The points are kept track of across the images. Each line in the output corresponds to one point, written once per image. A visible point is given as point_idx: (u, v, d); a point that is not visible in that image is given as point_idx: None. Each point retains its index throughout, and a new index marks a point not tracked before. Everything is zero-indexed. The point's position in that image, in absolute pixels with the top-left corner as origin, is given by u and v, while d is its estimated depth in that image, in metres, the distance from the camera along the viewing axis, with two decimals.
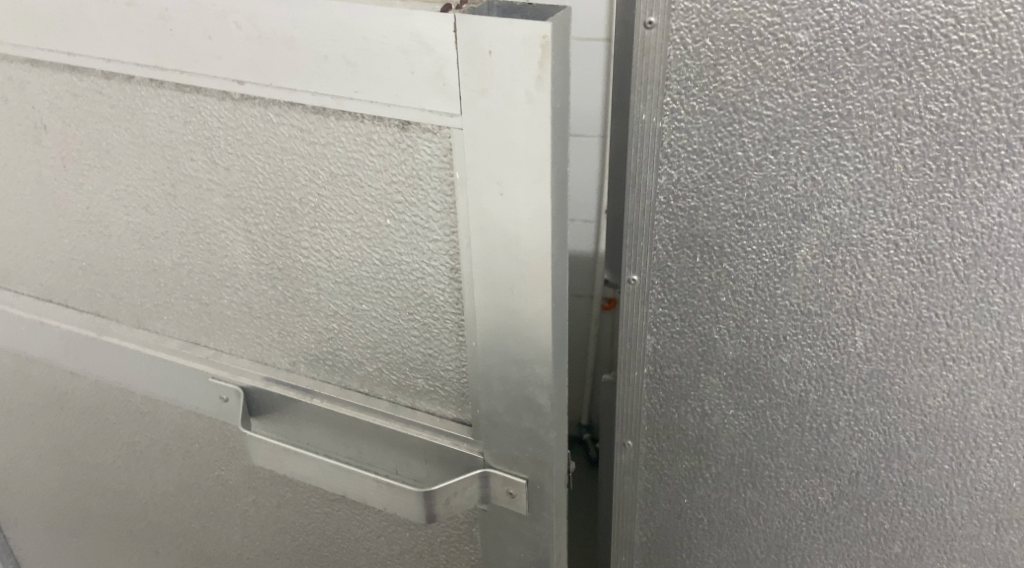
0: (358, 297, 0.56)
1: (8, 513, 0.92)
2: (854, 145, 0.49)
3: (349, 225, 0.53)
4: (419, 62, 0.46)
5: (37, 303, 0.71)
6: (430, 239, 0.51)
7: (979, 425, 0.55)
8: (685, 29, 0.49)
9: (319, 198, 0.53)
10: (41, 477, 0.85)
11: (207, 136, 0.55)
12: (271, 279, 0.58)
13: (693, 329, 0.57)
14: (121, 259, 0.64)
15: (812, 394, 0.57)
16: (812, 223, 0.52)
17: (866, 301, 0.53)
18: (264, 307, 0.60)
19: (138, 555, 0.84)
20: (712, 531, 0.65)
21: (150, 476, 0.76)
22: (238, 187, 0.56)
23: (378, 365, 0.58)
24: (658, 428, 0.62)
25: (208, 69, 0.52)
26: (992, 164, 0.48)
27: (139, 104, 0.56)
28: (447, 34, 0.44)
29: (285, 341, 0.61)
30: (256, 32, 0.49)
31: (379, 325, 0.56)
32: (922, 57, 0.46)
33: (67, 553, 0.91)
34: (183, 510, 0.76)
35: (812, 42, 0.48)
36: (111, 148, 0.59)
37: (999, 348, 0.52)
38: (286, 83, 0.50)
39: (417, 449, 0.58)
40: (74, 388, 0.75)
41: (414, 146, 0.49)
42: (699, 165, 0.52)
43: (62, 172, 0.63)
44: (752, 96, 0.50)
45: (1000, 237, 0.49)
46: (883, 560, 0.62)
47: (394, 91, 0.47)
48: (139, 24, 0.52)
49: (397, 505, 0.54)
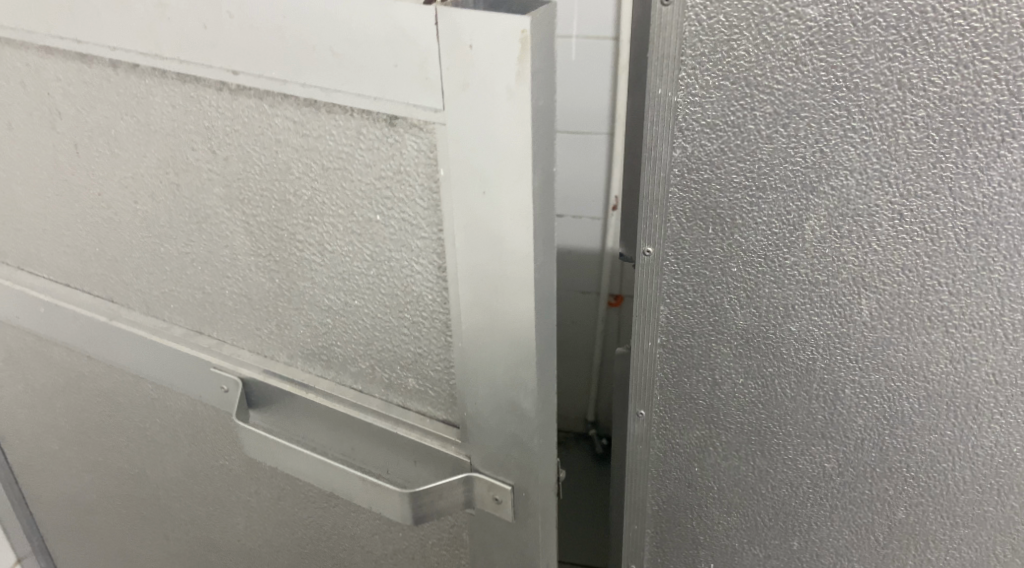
0: (351, 294, 0.66)
1: (59, 459, 1.06)
2: (861, 118, 0.51)
3: (340, 219, 0.62)
4: (402, 57, 0.53)
5: (76, 271, 0.83)
6: (418, 236, 0.60)
7: (980, 391, 0.58)
8: (700, 6, 0.51)
9: (312, 192, 0.63)
10: (76, 419, 0.98)
11: (207, 125, 0.65)
12: (269, 271, 0.69)
13: (704, 300, 0.60)
14: (134, 239, 0.77)
15: (819, 362, 0.59)
16: (820, 195, 0.54)
17: (872, 270, 0.55)
18: (263, 299, 0.71)
19: (155, 505, 0.99)
20: (722, 498, 0.68)
21: (161, 455, 0.92)
22: (237, 177, 0.66)
23: (371, 361, 0.68)
24: (671, 397, 0.65)
25: (205, 59, 0.60)
26: (993, 135, 0.50)
27: (145, 93, 0.67)
28: (429, 27, 0.51)
29: (283, 335, 0.72)
30: (246, 22, 0.57)
31: (370, 322, 0.66)
32: (926, 32, 0.48)
33: (104, 496, 1.05)
34: (192, 484, 0.92)
35: (822, 17, 0.49)
36: (119, 134, 0.71)
37: (1000, 315, 0.55)
38: (279, 75, 0.58)
39: (407, 450, 0.69)
40: (99, 367, 0.90)
41: (400, 142, 0.57)
42: (712, 139, 0.54)
43: (76, 157, 0.75)
44: (763, 70, 0.52)
45: (1000, 206, 0.51)
46: (888, 526, 0.65)
47: (378, 83, 0.54)
48: (139, 12, 0.61)
49: (388, 509, 0.64)
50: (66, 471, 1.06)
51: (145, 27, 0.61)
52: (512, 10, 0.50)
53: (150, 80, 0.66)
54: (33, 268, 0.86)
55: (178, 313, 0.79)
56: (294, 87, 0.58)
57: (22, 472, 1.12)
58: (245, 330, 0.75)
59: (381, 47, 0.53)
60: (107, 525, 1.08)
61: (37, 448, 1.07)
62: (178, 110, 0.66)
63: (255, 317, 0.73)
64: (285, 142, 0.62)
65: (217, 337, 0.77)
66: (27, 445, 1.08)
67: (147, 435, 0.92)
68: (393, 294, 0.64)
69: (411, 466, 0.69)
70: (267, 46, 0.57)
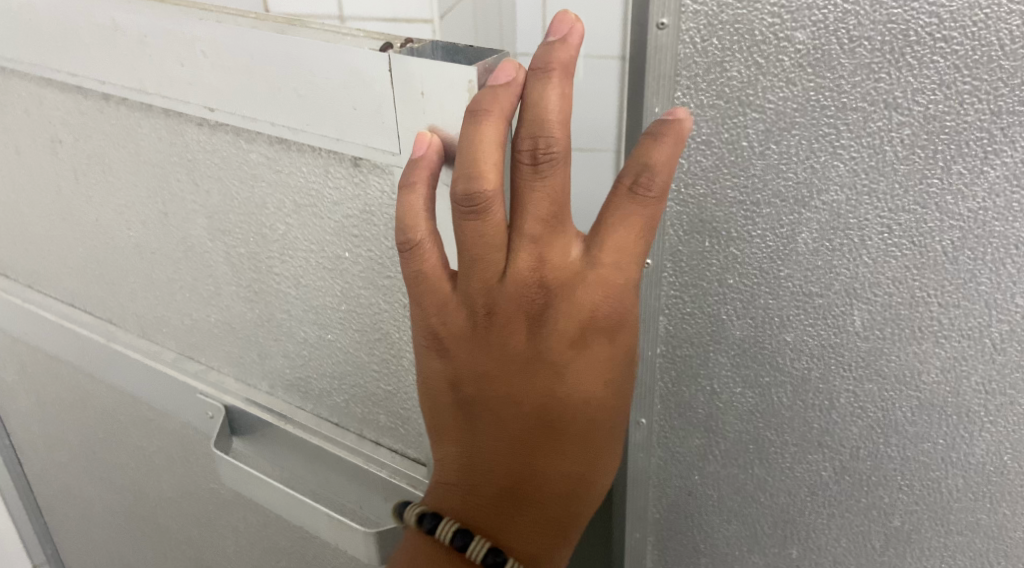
0: (325, 327, 0.71)
1: (65, 475, 1.08)
2: (849, 135, 0.53)
3: (313, 254, 0.67)
4: (359, 101, 0.57)
5: (73, 292, 0.87)
6: (384, 275, 0.65)
7: (971, 400, 0.59)
8: (694, 30, 0.54)
9: (287, 226, 0.67)
10: (79, 437, 1.01)
11: (190, 158, 0.69)
12: (250, 302, 0.74)
13: (703, 310, 0.62)
14: (128, 264, 0.80)
15: (814, 371, 0.61)
16: (811, 209, 0.56)
17: (863, 282, 0.57)
18: (245, 327, 0.76)
19: (154, 525, 1.02)
20: (721, 505, 0.69)
21: (158, 476, 0.95)
22: (218, 209, 0.70)
23: (346, 395, 0.74)
24: (670, 403, 0.67)
25: (182, 94, 0.64)
26: (976, 152, 0.52)
27: (135, 125, 0.70)
28: (383, 73, 0.55)
29: (264, 363, 0.77)
30: (219, 61, 0.60)
31: (342, 356, 0.72)
32: (909, 54, 0.50)
33: (105, 513, 1.07)
34: (187, 504, 0.94)
35: (809, 40, 0.51)
36: (113, 162, 0.73)
37: (987, 326, 0.56)
38: (251, 114, 0.62)
39: (377, 487, 0.74)
40: (96, 388, 0.93)
41: (365, 182, 0.61)
42: (707, 156, 0.57)
43: (76, 185, 0.78)
44: (756, 90, 0.54)
45: (985, 220, 0.53)
46: (884, 534, 0.66)
47: (339, 124, 0.58)
48: (125, 48, 0.64)
49: (353, 545, 0.69)
50: (77, 486, 1.08)
51: (133, 64, 0.64)
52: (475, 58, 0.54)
53: (139, 113, 0.69)
54: (40, 287, 0.89)
55: (169, 337, 0.82)
56: (263, 125, 0.62)
57: (38, 487, 1.15)
58: (231, 357, 0.79)
59: (340, 91, 0.57)
60: (113, 540, 1.10)
61: (48, 462, 1.09)
62: (165, 143, 0.69)
63: (239, 344, 0.77)
64: (260, 177, 0.66)
65: (205, 362, 0.81)
66: (40, 460, 1.10)
67: (145, 453, 0.94)
68: (364, 330, 0.69)
69: (384, 502, 0.74)
70: (239, 86, 0.61)
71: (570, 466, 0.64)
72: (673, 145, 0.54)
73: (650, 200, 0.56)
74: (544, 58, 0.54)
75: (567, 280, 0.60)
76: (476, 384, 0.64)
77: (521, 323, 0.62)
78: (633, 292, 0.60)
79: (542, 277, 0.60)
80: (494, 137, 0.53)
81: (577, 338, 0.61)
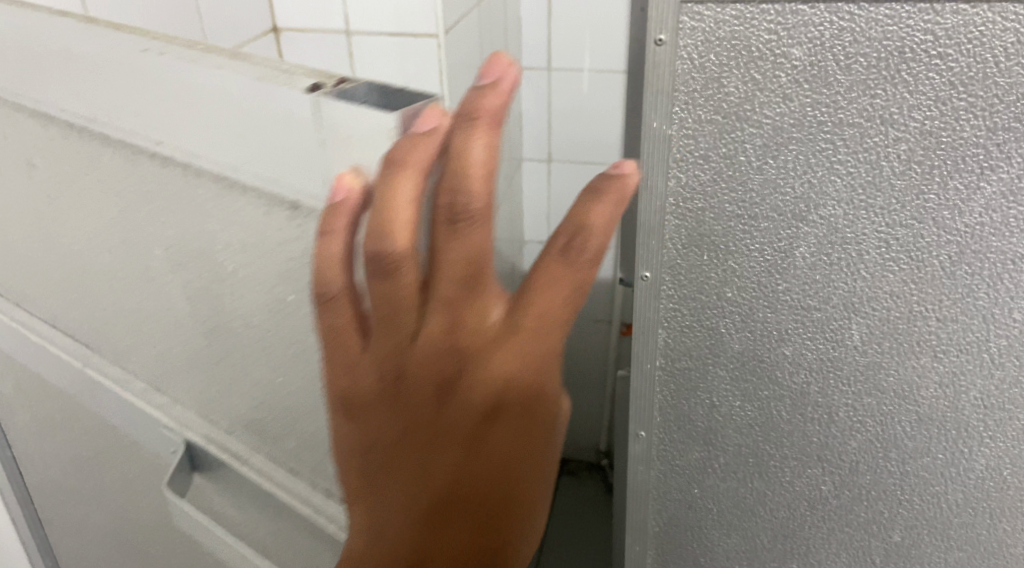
0: (278, 370, 0.68)
1: (64, 488, 1.08)
2: (846, 151, 0.53)
3: (267, 288, 0.64)
4: (288, 139, 0.55)
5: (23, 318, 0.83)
6: None
7: (970, 415, 0.59)
8: (691, 46, 0.54)
9: (237, 263, 0.65)
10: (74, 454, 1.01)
11: (121, 190, 0.66)
12: (205, 335, 0.70)
13: (701, 324, 0.61)
14: (80, 290, 0.76)
15: (813, 386, 0.61)
16: (809, 224, 0.56)
17: (860, 297, 0.57)
18: (203, 361, 0.72)
19: (147, 543, 1.01)
20: (722, 519, 0.69)
21: (141, 501, 0.94)
22: (171, 239, 0.67)
23: (298, 441, 0.69)
24: (670, 418, 0.66)
25: (119, 122, 0.62)
26: (971, 168, 0.52)
27: (75, 145, 0.66)
28: (309, 115, 0.54)
29: (219, 401, 0.73)
30: (152, 93, 0.59)
31: (294, 399, 0.68)
32: (904, 70, 0.51)
33: (104, 527, 1.07)
34: (170, 529, 0.94)
35: (806, 57, 0.52)
36: (58, 184, 0.70)
37: (986, 341, 0.56)
38: (188, 148, 0.60)
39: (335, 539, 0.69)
40: (76, 412, 0.92)
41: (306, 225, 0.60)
42: (705, 170, 0.57)
43: (23, 206, 0.74)
44: (753, 106, 0.54)
45: (982, 235, 0.53)
46: (885, 549, 0.66)
47: (271, 162, 0.57)
48: (64, 71, 0.62)
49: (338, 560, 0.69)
50: (78, 501, 1.08)
51: (73, 88, 0.62)
52: (402, 104, 0.53)
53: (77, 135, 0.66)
54: None
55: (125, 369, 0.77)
56: (201, 160, 0.60)
57: (39, 500, 1.15)
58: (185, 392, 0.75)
59: (268, 130, 0.55)
60: (112, 554, 1.10)
61: (47, 476, 1.09)
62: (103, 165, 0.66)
63: (194, 378, 0.73)
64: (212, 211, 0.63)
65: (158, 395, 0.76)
66: (40, 474, 1.10)
67: (128, 478, 0.93)
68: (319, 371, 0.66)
69: None
70: (174, 119, 0.59)
71: (480, 536, 0.62)
72: (611, 206, 0.54)
73: (580, 263, 0.55)
74: (470, 106, 0.52)
75: (484, 344, 0.57)
76: (390, 449, 0.60)
77: (433, 389, 0.58)
78: (553, 359, 0.57)
79: (458, 340, 0.57)
80: (410, 192, 0.52)
81: (497, 407, 0.58)
